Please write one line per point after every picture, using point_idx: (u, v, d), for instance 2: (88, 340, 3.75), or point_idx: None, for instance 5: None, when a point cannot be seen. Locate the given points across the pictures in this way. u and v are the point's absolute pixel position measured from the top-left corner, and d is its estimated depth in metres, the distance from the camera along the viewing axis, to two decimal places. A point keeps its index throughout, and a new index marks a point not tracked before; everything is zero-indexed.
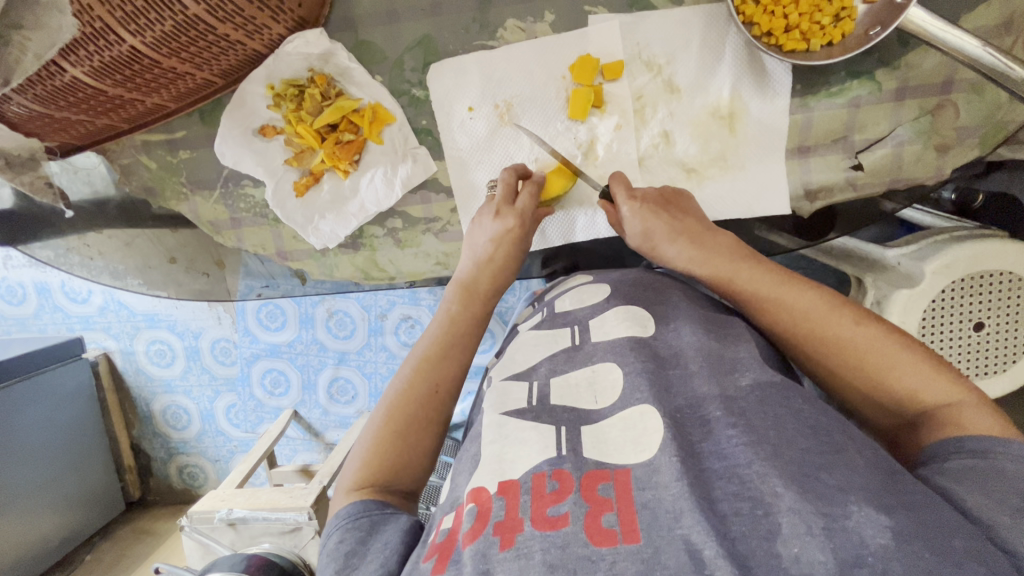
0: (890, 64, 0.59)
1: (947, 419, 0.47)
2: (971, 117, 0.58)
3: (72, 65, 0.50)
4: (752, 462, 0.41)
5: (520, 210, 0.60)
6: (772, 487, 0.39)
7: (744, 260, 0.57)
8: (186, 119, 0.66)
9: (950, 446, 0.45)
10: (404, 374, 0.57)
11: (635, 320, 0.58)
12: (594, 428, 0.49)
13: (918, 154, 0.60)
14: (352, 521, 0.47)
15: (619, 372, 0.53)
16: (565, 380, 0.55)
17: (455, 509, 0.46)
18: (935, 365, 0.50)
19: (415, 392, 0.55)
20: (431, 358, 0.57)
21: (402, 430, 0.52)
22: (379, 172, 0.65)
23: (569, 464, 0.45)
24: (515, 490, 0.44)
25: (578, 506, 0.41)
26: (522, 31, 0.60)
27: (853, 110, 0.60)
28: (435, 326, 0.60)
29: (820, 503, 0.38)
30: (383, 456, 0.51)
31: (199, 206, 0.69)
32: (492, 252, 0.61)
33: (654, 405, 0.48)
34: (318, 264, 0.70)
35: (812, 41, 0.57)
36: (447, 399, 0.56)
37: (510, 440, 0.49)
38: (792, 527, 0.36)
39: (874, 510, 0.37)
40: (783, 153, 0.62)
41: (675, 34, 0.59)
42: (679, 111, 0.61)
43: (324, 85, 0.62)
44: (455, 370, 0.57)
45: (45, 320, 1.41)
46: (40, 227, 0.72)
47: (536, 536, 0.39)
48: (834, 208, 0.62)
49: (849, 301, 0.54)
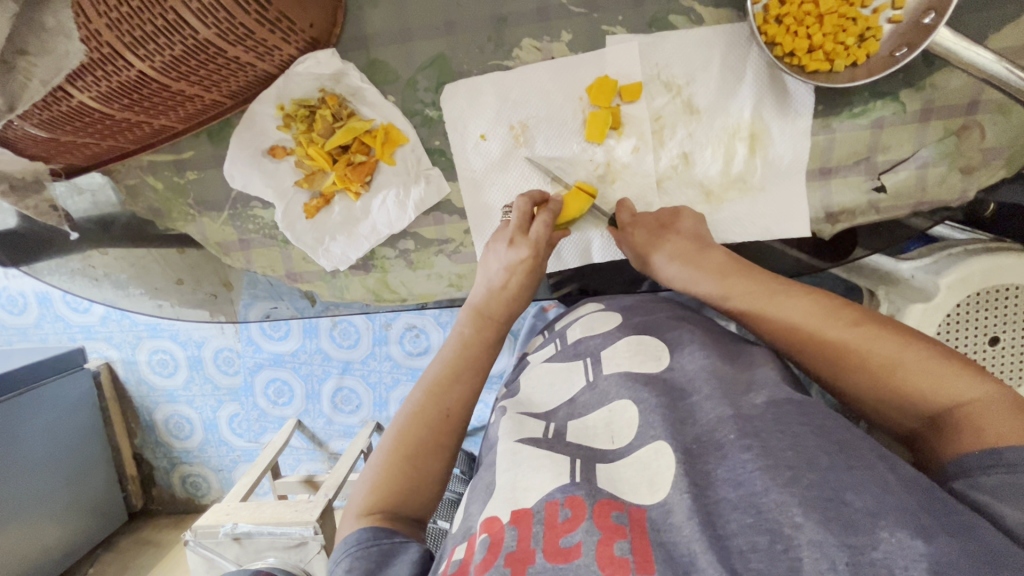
0: (915, 84, 0.57)
1: (967, 419, 0.44)
2: (997, 138, 0.57)
3: (79, 91, 0.49)
4: (769, 489, 0.40)
5: (534, 240, 0.59)
6: (791, 518, 0.38)
7: (738, 272, 0.58)
8: (194, 139, 0.64)
9: (976, 458, 0.42)
10: (415, 397, 0.55)
11: (649, 354, 0.57)
12: (609, 469, 0.48)
13: (942, 176, 0.59)
14: (363, 548, 0.45)
15: (635, 410, 0.51)
16: (582, 423, 0.53)
17: (467, 539, 0.46)
18: (947, 361, 0.47)
19: (426, 416, 0.53)
20: (442, 381, 0.56)
21: (412, 454, 0.51)
22: (391, 194, 0.64)
23: (583, 490, 0.44)
24: (528, 519, 0.43)
25: (591, 534, 0.41)
26: (537, 51, 0.59)
27: (876, 131, 0.59)
28: (446, 349, 0.59)
29: (845, 533, 0.36)
30: (394, 482, 0.50)
31: (207, 227, 0.67)
32: (507, 279, 0.60)
33: (668, 441, 0.47)
34: (328, 286, 0.68)
35: (836, 62, 0.55)
36: (458, 423, 0.54)
37: (523, 466, 0.48)
38: (813, 562, 0.35)
39: (911, 537, 0.35)
40: (804, 174, 0.60)
41: (695, 54, 0.58)
42: (698, 132, 0.60)
43: (335, 106, 0.60)
44: (466, 393, 0.56)
45: (46, 331, 1.39)
46: (44, 247, 0.70)
47: (548, 569, 0.39)
48: (855, 229, 0.61)
49: (847, 304, 0.53)
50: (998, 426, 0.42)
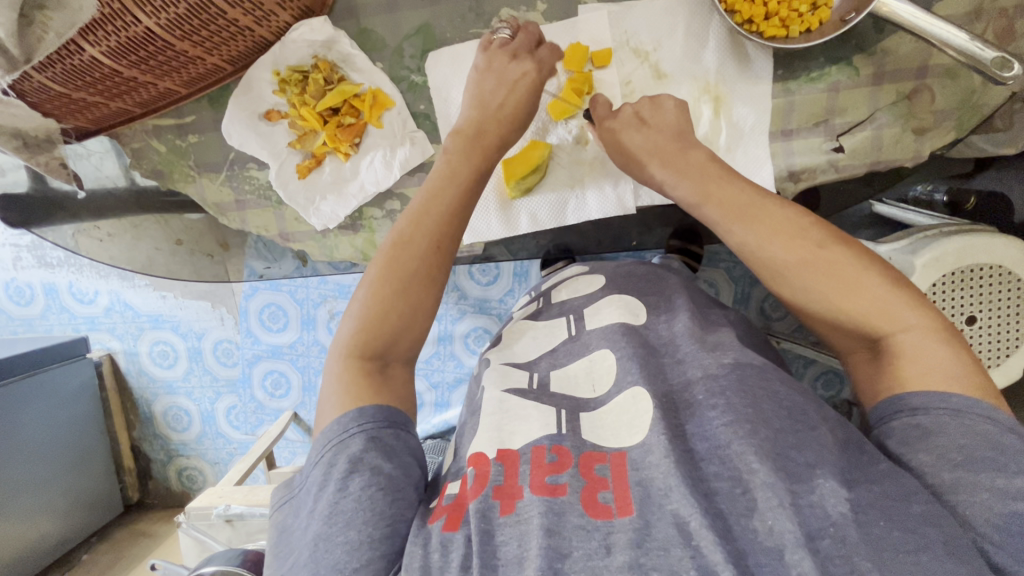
0: (867, 50, 0.62)
1: (899, 351, 0.46)
2: (946, 100, 0.61)
3: (90, 45, 0.53)
4: (731, 442, 0.42)
5: (540, 60, 0.61)
6: (747, 464, 0.41)
7: (719, 173, 0.55)
8: (196, 104, 0.69)
9: (895, 403, 0.45)
10: (400, 226, 0.54)
11: (628, 309, 0.60)
12: (592, 415, 0.50)
13: (897, 137, 0.62)
14: (377, 429, 0.46)
15: (613, 359, 0.54)
16: (565, 371, 0.56)
17: (461, 477, 0.47)
18: (898, 290, 0.47)
19: (412, 247, 0.53)
20: (428, 215, 0.54)
21: (398, 286, 0.51)
22: (379, 154, 0.68)
23: (568, 442, 0.46)
24: (514, 458, 0.45)
25: (576, 479, 0.43)
26: (515, 20, 0.63)
27: (832, 94, 0.63)
28: (428, 192, 0.56)
29: (790, 480, 0.40)
30: (381, 319, 0.50)
31: (206, 188, 0.71)
32: (503, 99, 0.60)
33: (645, 387, 0.49)
34: (318, 246, 0.72)
35: (791, 27, 0.59)
36: (448, 254, 0.54)
37: (511, 414, 0.50)
38: (765, 500, 0.39)
39: (838, 484, 0.40)
40: (767, 136, 0.64)
41: (661, 22, 0.62)
42: (666, 96, 0.64)
43: (327, 71, 0.64)
44: (454, 225, 0.55)
45: (51, 320, 1.43)
46: (54, 210, 0.74)
47: (535, 501, 0.41)
48: (817, 187, 0.65)
49: (817, 223, 0.50)
50: (927, 364, 0.44)
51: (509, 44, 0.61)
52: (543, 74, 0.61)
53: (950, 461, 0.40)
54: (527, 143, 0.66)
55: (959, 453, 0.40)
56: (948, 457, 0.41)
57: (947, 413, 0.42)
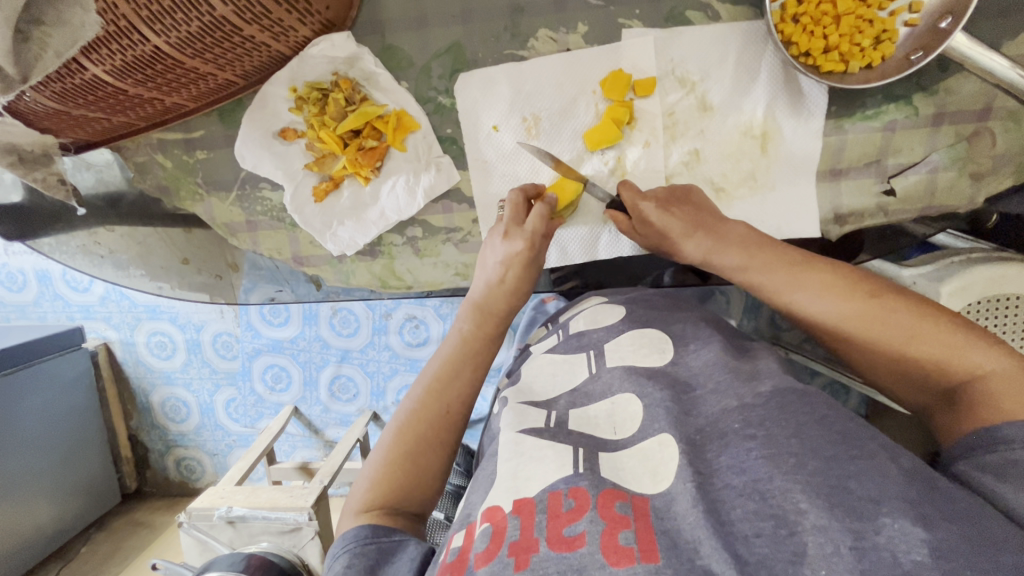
0: (928, 88, 0.58)
1: (979, 393, 0.45)
2: (1008, 145, 0.58)
3: (93, 64, 0.49)
4: (774, 477, 0.41)
5: (529, 233, 0.59)
6: (795, 504, 0.39)
7: (760, 241, 0.57)
8: (205, 118, 0.64)
9: (982, 433, 0.43)
10: (416, 394, 0.55)
11: (654, 346, 0.58)
12: (611, 456, 0.48)
13: (952, 181, 0.59)
14: (361, 546, 0.45)
15: (640, 403, 0.51)
16: (584, 413, 0.53)
17: (466, 528, 0.46)
18: (962, 334, 0.48)
19: (430, 400, 0.54)
20: (441, 381, 0.55)
21: (410, 451, 0.51)
22: (401, 180, 0.64)
23: (586, 481, 0.44)
24: (530, 508, 0.43)
25: (594, 525, 0.40)
26: (553, 42, 0.59)
27: (888, 134, 0.59)
28: (452, 340, 0.59)
29: (850, 518, 0.37)
30: (392, 477, 0.50)
31: (215, 207, 0.67)
32: (504, 274, 0.59)
33: (672, 433, 0.47)
34: (335, 271, 0.68)
35: (852, 63, 0.55)
36: (458, 420, 0.54)
37: (525, 458, 0.48)
38: (819, 547, 0.36)
39: (911, 522, 0.36)
40: (815, 174, 0.61)
41: (710, 50, 0.58)
42: (710, 130, 0.60)
43: (348, 89, 0.60)
44: (464, 389, 0.55)
45: (45, 308, 1.38)
46: (50, 222, 0.70)
47: (552, 557, 0.39)
48: (864, 232, 0.62)
49: (865, 276, 0.53)
50: (1012, 399, 0.43)
51: (504, 220, 0.60)
52: (537, 249, 0.59)
53: None
54: (556, 178, 0.63)
55: None
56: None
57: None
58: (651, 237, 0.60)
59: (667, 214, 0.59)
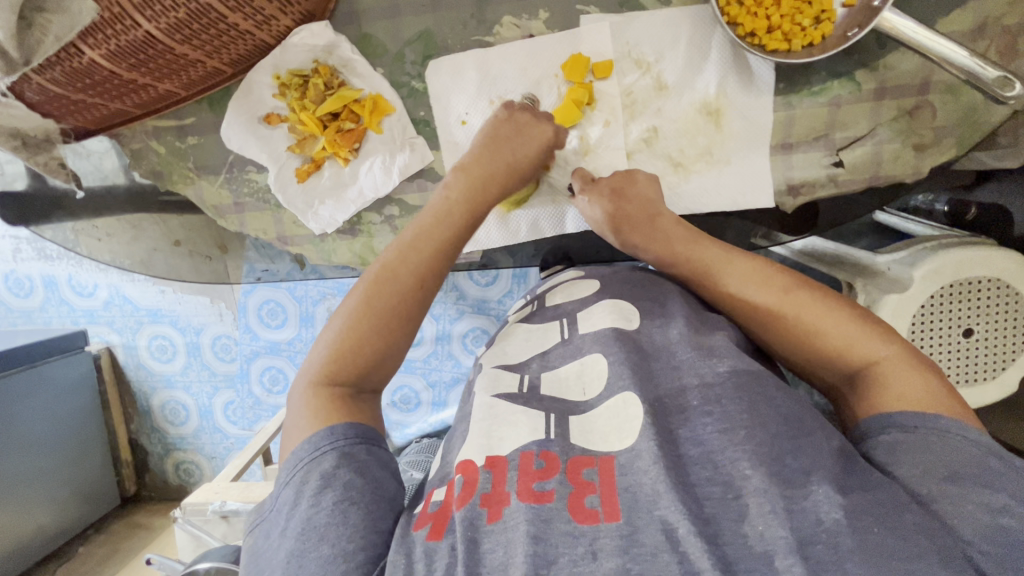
0: (869, 65, 0.61)
1: (876, 379, 0.49)
2: (948, 117, 0.61)
3: (90, 48, 0.53)
4: (725, 448, 0.43)
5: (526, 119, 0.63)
6: (742, 470, 0.41)
7: (687, 237, 0.61)
8: (196, 106, 0.69)
9: (880, 419, 0.47)
10: (385, 266, 0.56)
11: (621, 313, 0.57)
12: (582, 419, 0.49)
13: (897, 153, 0.62)
14: (347, 445, 0.47)
15: (605, 363, 0.52)
16: (556, 374, 0.55)
17: (446, 483, 0.46)
18: (864, 324, 0.52)
19: (400, 269, 0.56)
20: (411, 254, 0.57)
21: (374, 318, 0.53)
22: (378, 160, 0.68)
23: (557, 446, 0.46)
24: (502, 465, 0.45)
25: (563, 485, 0.42)
26: (517, 27, 0.63)
27: (834, 108, 0.62)
28: (415, 225, 0.60)
29: (783, 485, 0.40)
30: (358, 351, 0.52)
31: (204, 190, 0.71)
32: (485, 151, 0.62)
33: (637, 392, 0.48)
34: (317, 250, 0.72)
35: (794, 41, 0.59)
36: (423, 298, 0.57)
37: (499, 420, 0.49)
38: (758, 506, 0.39)
39: (833, 490, 0.39)
40: (767, 148, 0.64)
41: (663, 32, 0.62)
42: (667, 108, 0.64)
43: (326, 75, 0.64)
44: (435, 269, 0.58)
45: (50, 312, 1.43)
46: (51, 208, 0.74)
47: (521, 509, 0.41)
48: (816, 203, 0.65)
49: (782, 271, 0.57)
50: (904, 386, 0.48)
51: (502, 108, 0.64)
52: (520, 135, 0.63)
53: (937, 474, 0.41)
54: None
55: (944, 468, 0.41)
56: (936, 470, 0.41)
57: (932, 432, 0.44)
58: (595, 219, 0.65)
59: (604, 204, 0.64)
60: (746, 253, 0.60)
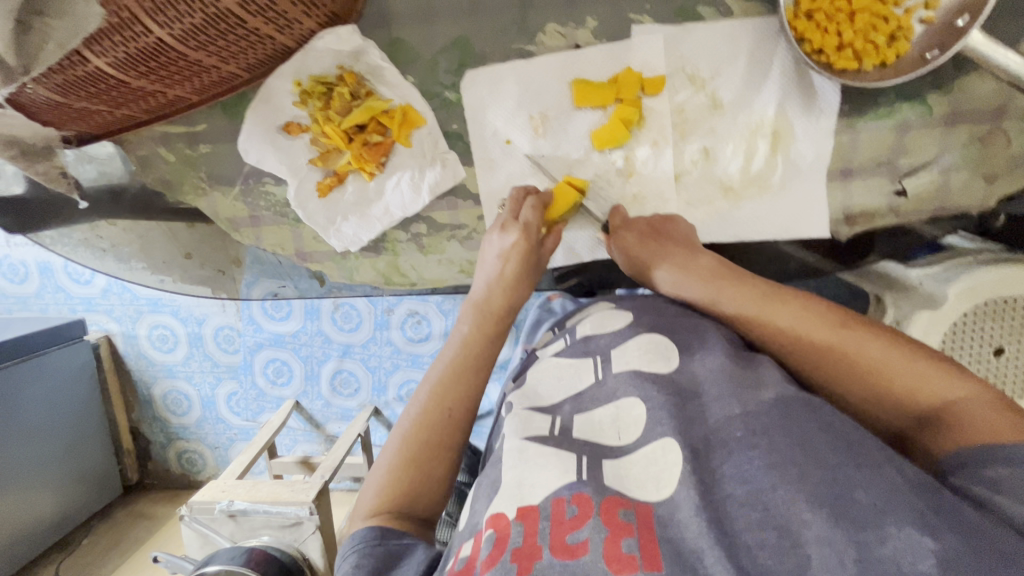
0: (943, 88, 0.57)
1: (959, 417, 0.43)
2: (1022, 146, 0.57)
3: (96, 56, 0.48)
4: (776, 486, 0.38)
5: (524, 223, 0.59)
6: (799, 515, 0.36)
7: (729, 278, 0.57)
8: (208, 111, 0.63)
9: (971, 452, 0.40)
10: (419, 399, 0.53)
11: (659, 352, 0.53)
12: (616, 463, 0.46)
13: (965, 182, 0.58)
14: (369, 547, 0.44)
15: (643, 408, 0.48)
16: (589, 417, 0.51)
17: (472, 538, 0.44)
18: (935, 362, 0.47)
19: (437, 398, 0.52)
20: (447, 377, 0.54)
21: (413, 458, 0.49)
22: (406, 176, 0.63)
23: (590, 488, 0.42)
24: (534, 515, 0.42)
25: (597, 532, 0.39)
26: (562, 37, 0.58)
27: (901, 134, 0.58)
28: (448, 347, 0.57)
29: (853, 529, 0.35)
30: (398, 484, 0.48)
31: (217, 202, 0.67)
32: (503, 268, 0.58)
33: (676, 439, 0.44)
34: (338, 267, 0.68)
35: (865, 61, 0.55)
36: (461, 426, 0.52)
37: (530, 464, 0.46)
38: (822, 560, 0.34)
39: (919, 532, 0.34)
40: (825, 174, 0.60)
41: (722, 47, 0.57)
42: (721, 127, 0.59)
43: (353, 84, 0.59)
44: (471, 391, 0.54)
45: (46, 300, 1.38)
46: (52, 215, 0.70)
47: (555, 566, 0.38)
48: (873, 233, 0.61)
49: (834, 308, 0.53)
50: (991, 422, 0.41)
51: (502, 215, 0.60)
52: (535, 241, 0.59)
53: None
54: (555, 186, 0.62)
55: None
56: None
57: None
58: (621, 263, 0.63)
59: (629, 244, 0.61)
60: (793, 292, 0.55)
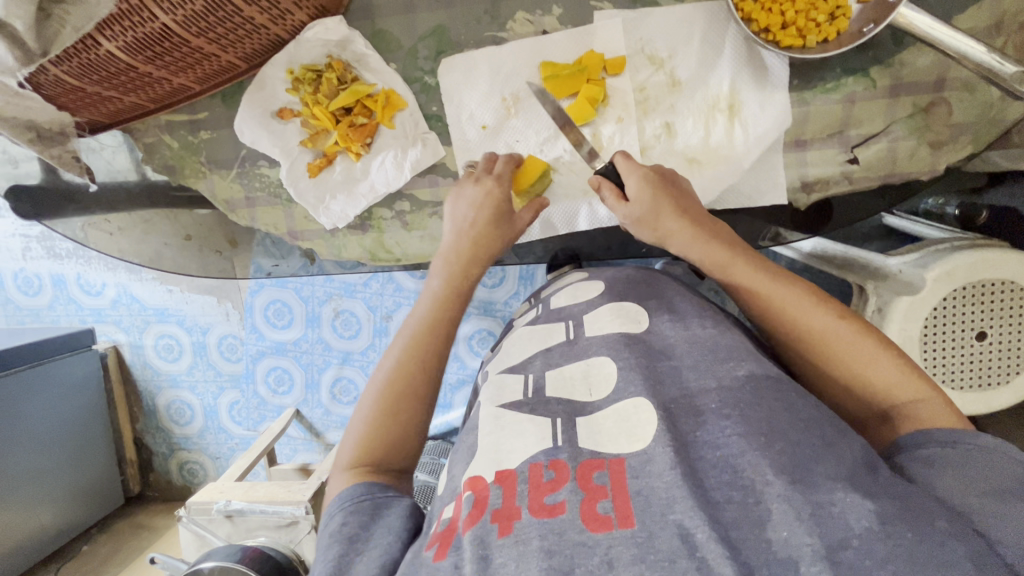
0: (884, 61, 0.61)
1: (915, 415, 0.47)
2: (964, 114, 0.60)
3: (108, 40, 0.54)
4: (746, 452, 0.39)
5: (498, 175, 0.63)
6: (763, 476, 0.37)
7: (739, 251, 0.57)
8: (210, 101, 0.69)
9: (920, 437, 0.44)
10: (394, 354, 0.56)
11: (629, 316, 0.55)
12: (588, 419, 0.46)
13: (912, 150, 0.61)
14: (357, 502, 0.46)
15: (613, 365, 0.49)
16: (560, 372, 0.51)
17: (455, 499, 0.43)
18: (907, 366, 0.49)
19: (423, 343, 0.56)
20: (418, 336, 0.57)
21: (390, 410, 0.52)
22: (390, 155, 0.68)
23: (565, 454, 0.42)
24: (512, 480, 0.41)
25: (575, 494, 0.39)
26: (529, 23, 0.63)
27: (848, 105, 0.62)
28: (425, 301, 0.61)
29: (807, 489, 0.36)
30: (376, 436, 0.51)
31: (216, 183, 0.71)
32: (475, 216, 0.63)
33: (648, 397, 0.45)
34: (327, 245, 0.72)
35: (809, 37, 0.59)
36: (434, 375, 0.55)
37: (506, 431, 0.45)
38: (783, 513, 0.35)
39: (860, 496, 0.36)
40: (781, 145, 0.63)
41: (676, 29, 0.62)
42: (680, 104, 0.64)
43: (340, 70, 0.65)
44: (438, 351, 0.57)
45: (59, 311, 1.43)
46: (64, 202, 0.74)
47: (534, 524, 0.37)
48: (830, 199, 0.64)
49: (832, 299, 0.53)
50: (938, 424, 0.45)
51: (474, 172, 0.65)
52: (505, 190, 0.63)
53: (978, 488, 0.38)
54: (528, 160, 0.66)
55: (985, 483, 0.38)
56: (974, 484, 0.39)
57: (970, 447, 0.42)
58: (639, 206, 0.60)
59: (657, 188, 0.60)
60: (798, 277, 0.55)
